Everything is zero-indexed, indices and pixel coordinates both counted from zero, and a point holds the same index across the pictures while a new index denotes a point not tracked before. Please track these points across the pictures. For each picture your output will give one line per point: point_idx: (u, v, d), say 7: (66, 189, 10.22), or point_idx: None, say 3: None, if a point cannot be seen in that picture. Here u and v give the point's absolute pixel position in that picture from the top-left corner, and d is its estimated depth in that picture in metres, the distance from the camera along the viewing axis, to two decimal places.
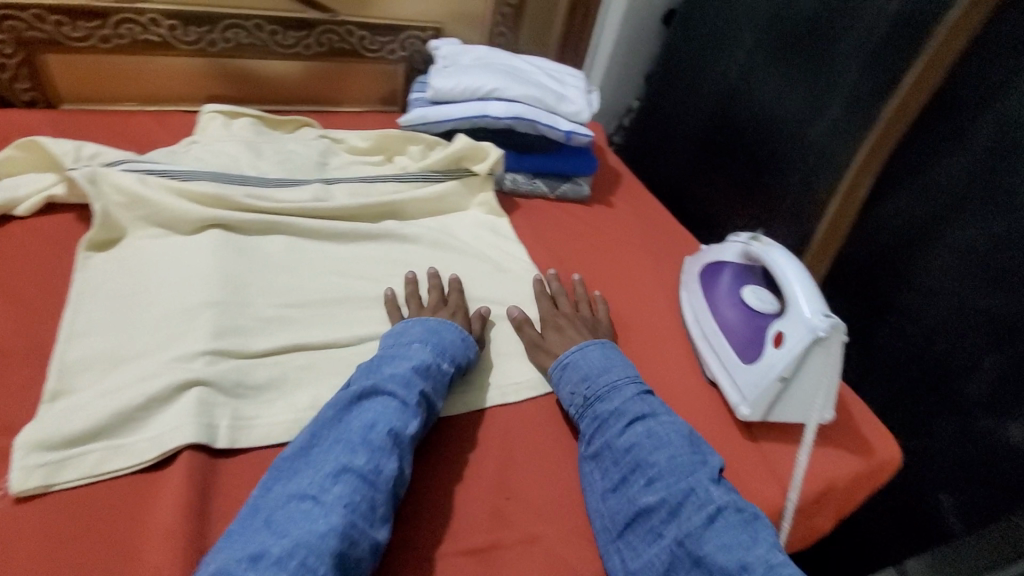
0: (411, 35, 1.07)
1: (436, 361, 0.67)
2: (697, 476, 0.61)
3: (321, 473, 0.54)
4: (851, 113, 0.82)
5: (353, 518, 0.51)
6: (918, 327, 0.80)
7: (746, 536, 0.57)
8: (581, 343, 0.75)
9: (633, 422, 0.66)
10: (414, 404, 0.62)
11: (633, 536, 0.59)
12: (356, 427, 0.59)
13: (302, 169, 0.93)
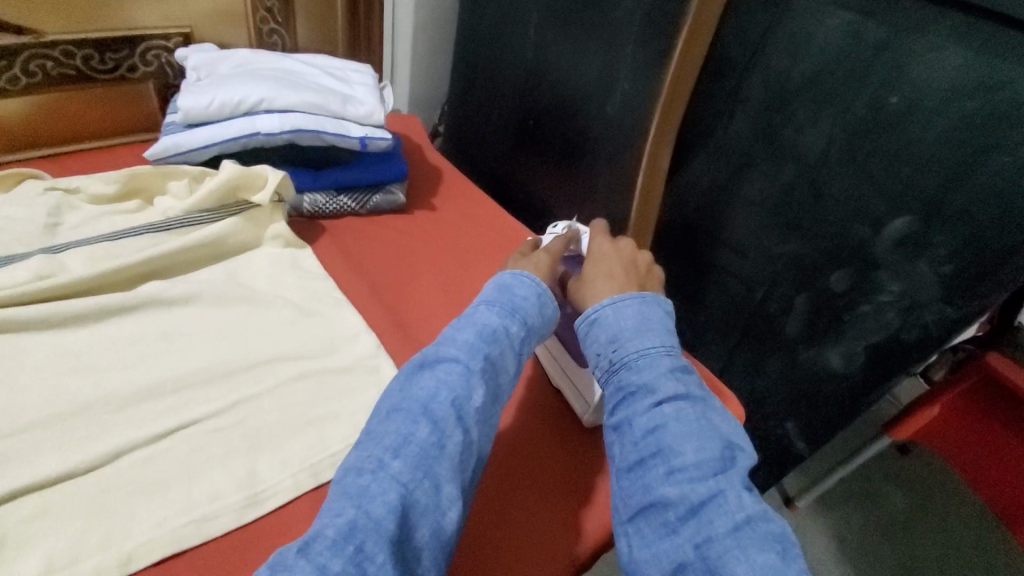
0: (154, 45, 0.88)
1: (505, 321, 0.60)
2: (729, 478, 0.47)
3: (383, 446, 0.49)
4: (638, 80, 0.76)
5: (410, 498, 0.46)
6: (736, 281, 0.87)
7: (775, 557, 0.43)
8: (615, 297, 0.61)
9: (663, 401, 0.52)
10: (479, 370, 0.55)
11: (646, 525, 0.48)
12: (418, 394, 0.53)
13: (18, 238, 0.69)
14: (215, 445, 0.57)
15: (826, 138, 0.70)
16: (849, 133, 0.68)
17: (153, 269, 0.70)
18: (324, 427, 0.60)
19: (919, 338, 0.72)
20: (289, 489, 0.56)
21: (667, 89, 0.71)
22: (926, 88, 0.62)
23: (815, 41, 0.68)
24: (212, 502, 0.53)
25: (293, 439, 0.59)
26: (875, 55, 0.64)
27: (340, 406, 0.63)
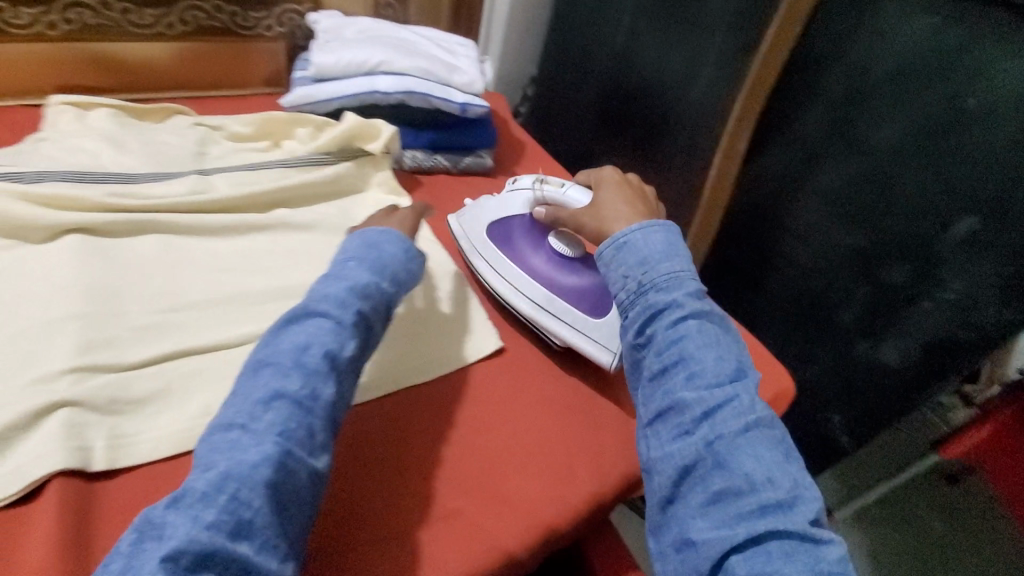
0: (287, 9, 1.01)
1: (377, 279, 0.58)
2: (743, 385, 0.50)
3: (250, 400, 0.45)
4: (724, 66, 0.81)
5: (288, 447, 0.43)
6: (797, 267, 0.92)
7: (780, 454, 0.47)
8: (643, 223, 0.61)
9: (687, 316, 0.54)
10: (352, 323, 0.53)
11: (663, 428, 0.51)
12: (286, 347, 0.49)
13: (174, 159, 0.81)
14: None
15: (897, 132, 0.75)
16: (922, 127, 0.73)
17: (281, 198, 0.81)
18: (419, 342, 0.69)
19: (965, 338, 0.76)
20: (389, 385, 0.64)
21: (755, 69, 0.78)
22: (1001, 92, 0.65)
23: (896, 42, 0.73)
24: None
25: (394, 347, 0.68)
26: (954, 56, 0.68)
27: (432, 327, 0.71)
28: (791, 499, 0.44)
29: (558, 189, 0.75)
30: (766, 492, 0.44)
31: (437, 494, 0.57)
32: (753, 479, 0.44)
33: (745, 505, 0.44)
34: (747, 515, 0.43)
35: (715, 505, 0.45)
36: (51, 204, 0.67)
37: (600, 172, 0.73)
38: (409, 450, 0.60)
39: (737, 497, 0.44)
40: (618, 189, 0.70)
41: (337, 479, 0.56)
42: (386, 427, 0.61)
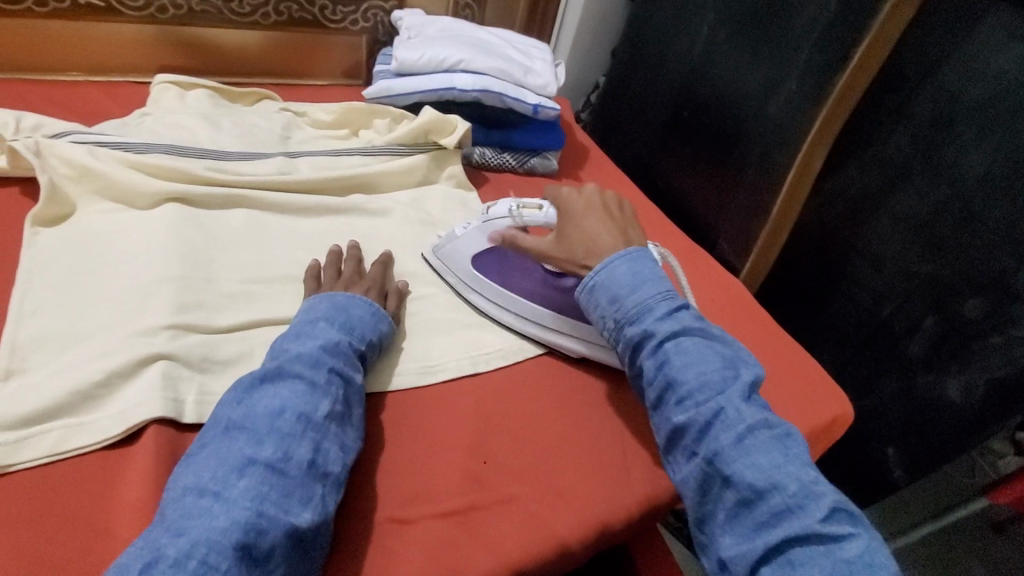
0: (373, 5, 1.05)
1: (348, 342, 0.58)
2: (727, 396, 0.53)
3: (224, 465, 0.45)
4: (807, 85, 0.81)
5: (260, 511, 0.42)
6: (866, 293, 0.90)
7: (779, 455, 0.50)
8: (605, 258, 0.62)
9: (663, 341, 0.56)
10: (326, 385, 0.52)
11: (675, 453, 0.55)
12: (259, 412, 0.49)
13: (263, 140, 0.86)
14: (401, 324, 0.69)
15: (986, 162, 0.73)
16: (1012, 161, 0.70)
17: (358, 183, 0.85)
18: (482, 331, 0.71)
19: None
20: (454, 370, 0.66)
21: (841, 86, 0.77)
22: None
23: (988, 71, 0.71)
24: (396, 365, 0.64)
25: (458, 334, 0.70)
26: None
27: (495, 319, 0.73)
28: (801, 501, 0.47)
29: (537, 212, 0.71)
30: (774, 498, 0.47)
31: (494, 481, 0.58)
32: (757, 489, 0.48)
33: (760, 515, 0.48)
34: (764, 525, 0.47)
35: (736, 519, 0.49)
36: (155, 173, 0.72)
37: (560, 192, 0.70)
38: (470, 430, 0.61)
39: (753, 507, 0.49)
40: (586, 210, 0.67)
41: (402, 454, 0.58)
42: (450, 409, 0.63)
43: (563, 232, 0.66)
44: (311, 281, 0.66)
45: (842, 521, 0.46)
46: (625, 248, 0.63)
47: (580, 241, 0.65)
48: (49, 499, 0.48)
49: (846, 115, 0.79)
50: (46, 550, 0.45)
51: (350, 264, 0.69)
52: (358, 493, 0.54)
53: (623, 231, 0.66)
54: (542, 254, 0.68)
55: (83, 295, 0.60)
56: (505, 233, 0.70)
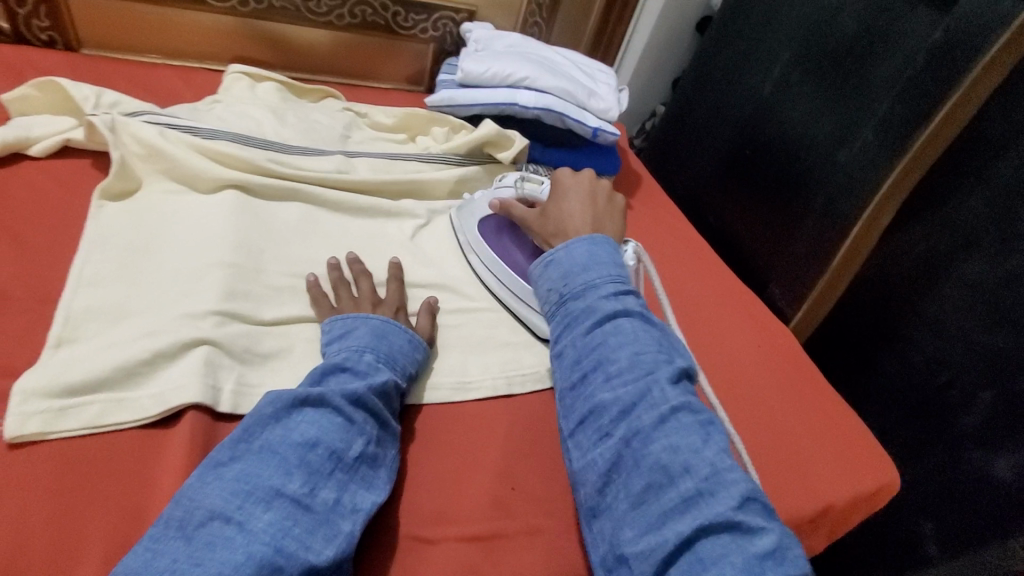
0: (445, 15, 1.06)
1: (391, 378, 0.56)
2: (656, 376, 0.51)
3: (250, 494, 0.44)
4: (884, 137, 0.78)
5: (280, 546, 0.42)
6: (923, 357, 0.84)
7: (697, 439, 0.48)
8: (566, 241, 0.62)
9: (602, 320, 0.55)
10: (363, 424, 0.51)
11: (586, 437, 0.52)
12: (292, 441, 0.48)
13: (325, 138, 0.87)
14: (439, 335, 0.68)
15: None
16: None
17: (411, 189, 0.85)
18: (520, 351, 0.69)
19: None
20: (490, 390, 0.65)
21: (920, 142, 0.74)
22: None
23: None
24: (431, 376, 0.63)
25: (496, 352, 0.69)
26: None
27: (534, 339, 0.72)
28: (712, 487, 0.45)
29: (536, 189, 0.78)
30: (685, 482, 0.46)
31: (519, 511, 0.55)
32: (670, 471, 0.46)
33: (668, 501, 0.45)
34: (671, 513, 0.45)
35: (641, 507, 0.46)
36: (220, 160, 0.73)
37: (558, 173, 0.74)
38: (498, 454, 0.59)
39: (660, 493, 0.46)
40: (571, 190, 0.71)
41: (430, 467, 0.56)
42: (481, 430, 0.61)
43: (544, 208, 0.71)
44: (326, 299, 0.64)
45: (755, 514, 0.44)
46: (590, 234, 0.63)
47: (553, 220, 0.69)
48: (82, 471, 0.48)
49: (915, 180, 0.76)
50: (73, 524, 0.45)
51: (368, 285, 0.66)
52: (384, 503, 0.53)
53: (598, 221, 0.68)
54: (527, 224, 0.73)
55: (139, 272, 0.61)
56: (502, 199, 0.76)
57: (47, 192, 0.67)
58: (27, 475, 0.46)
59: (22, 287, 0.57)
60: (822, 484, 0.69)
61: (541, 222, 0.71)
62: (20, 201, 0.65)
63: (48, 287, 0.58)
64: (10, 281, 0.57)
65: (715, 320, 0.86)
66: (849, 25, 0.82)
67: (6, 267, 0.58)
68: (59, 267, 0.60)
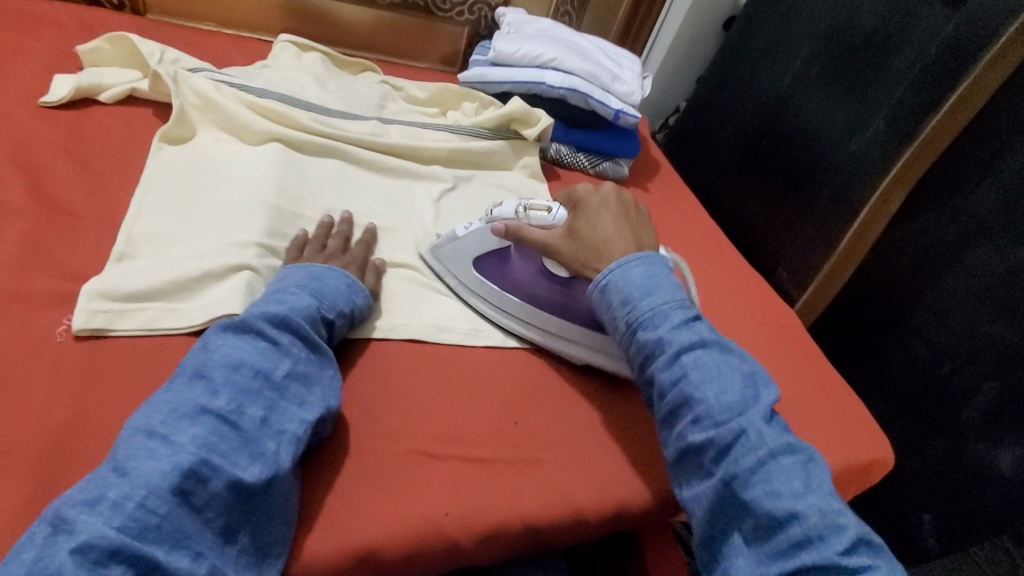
0: (481, 0, 1.12)
1: (318, 307, 0.58)
2: (749, 416, 0.50)
3: (175, 411, 0.45)
4: (895, 125, 0.80)
5: (204, 457, 0.43)
6: (927, 346, 0.86)
7: (802, 481, 0.47)
8: (620, 258, 0.59)
9: (680, 353, 0.54)
10: (288, 345, 0.53)
11: (686, 470, 0.53)
12: (218, 362, 0.50)
13: (362, 105, 0.93)
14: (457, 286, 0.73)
15: None
16: None
17: (440, 157, 0.90)
18: None
19: None
20: (500, 338, 0.69)
21: (930, 129, 0.77)
22: None
23: None
24: (448, 321, 0.68)
25: None
26: None
27: None
28: (823, 532, 0.45)
29: (545, 213, 0.66)
30: (793, 528, 0.45)
31: (522, 442, 0.59)
32: (777, 516, 0.46)
33: (778, 544, 0.46)
34: (782, 554, 0.46)
35: (754, 545, 0.48)
36: (265, 115, 0.79)
37: (575, 190, 0.66)
38: (503, 392, 0.64)
39: (771, 535, 0.47)
40: (601, 208, 0.64)
41: (441, 398, 0.61)
42: (489, 370, 0.66)
43: (574, 229, 0.63)
44: (293, 250, 0.65)
45: (865, 556, 0.44)
46: (641, 251, 0.60)
47: (593, 243, 0.61)
48: (136, 365, 0.54)
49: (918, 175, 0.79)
50: (127, 408, 0.51)
51: (335, 240, 0.68)
52: (398, 423, 0.57)
53: (636, 233, 0.63)
54: (547, 249, 0.64)
55: (191, 206, 0.67)
56: (509, 225, 0.66)
57: (113, 133, 0.74)
58: (87, 365, 0.52)
59: (91, 210, 0.64)
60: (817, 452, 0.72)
61: (572, 245, 0.63)
62: (90, 139, 0.72)
63: (111, 212, 0.65)
64: (80, 204, 0.64)
65: (722, 300, 0.89)
66: (867, 20, 0.85)
67: (77, 192, 0.65)
68: (121, 196, 0.67)
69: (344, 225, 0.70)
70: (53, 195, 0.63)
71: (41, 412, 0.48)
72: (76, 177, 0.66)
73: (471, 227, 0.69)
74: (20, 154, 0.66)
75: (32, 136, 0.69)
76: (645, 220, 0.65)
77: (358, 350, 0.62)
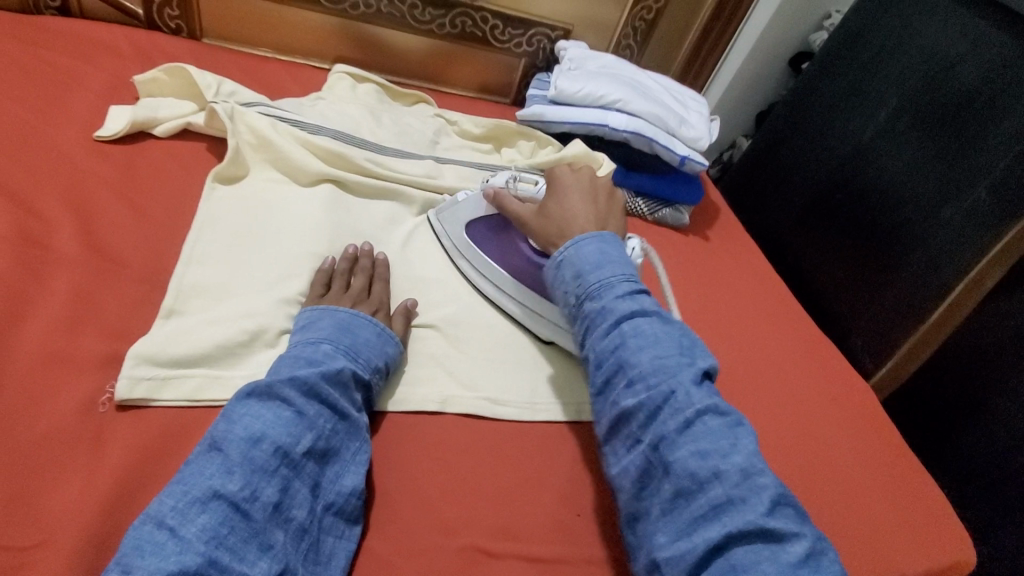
0: (540, 32, 1.07)
1: (350, 368, 0.54)
2: (680, 377, 0.48)
3: (187, 497, 0.42)
4: (1000, 197, 0.74)
5: (212, 556, 0.40)
6: (1009, 435, 0.80)
7: (725, 442, 0.45)
8: (578, 237, 0.57)
9: (620, 322, 0.51)
10: (316, 416, 0.49)
11: (615, 442, 0.50)
12: (238, 434, 0.46)
13: (416, 142, 0.89)
14: (511, 347, 0.68)
15: None
16: None
17: None
18: None
19: None
20: (559, 414, 0.63)
21: None
22: None
23: None
24: (502, 392, 0.63)
25: (567, 370, 0.68)
26: None
27: None
28: (743, 494, 0.42)
29: (531, 185, 0.70)
30: (715, 489, 0.43)
31: (585, 538, 0.54)
32: (699, 477, 0.43)
33: (696, 508, 0.43)
34: (701, 520, 0.43)
35: (671, 513, 0.44)
36: (319, 155, 0.76)
37: (554, 169, 0.66)
38: (567, 476, 0.58)
39: (690, 499, 0.44)
40: (573, 187, 0.63)
41: (496, 481, 0.56)
42: (552, 451, 0.60)
43: (544, 207, 0.63)
44: (318, 287, 0.62)
45: (787, 519, 0.42)
46: (598, 231, 0.59)
47: (557, 220, 0.61)
48: (179, 440, 0.50)
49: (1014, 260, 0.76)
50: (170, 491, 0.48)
51: (359, 277, 0.65)
52: (453, 509, 0.53)
53: (602, 217, 0.61)
54: (518, 221, 0.66)
55: (241, 254, 0.64)
56: (496, 191, 0.68)
57: (165, 171, 0.71)
58: (131, 437, 0.49)
59: (141, 256, 0.62)
60: (897, 551, 0.66)
61: (539, 219, 0.63)
62: (142, 178, 0.69)
63: (163, 261, 0.62)
64: (131, 249, 0.62)
65: (789, 367, 0.83)
66: (969, 77, 0.78)
67: (128, 237, 0.62)
68: (172, 242, 0.64)
69: (366, 258, 0.67)
70: (104, 241, 0.61)
71: (80, 493, 0.45)
72: (130, 222, 0.64)
73: (469, 192, 0.74)
74: (75, 194, 0.64)
75: (87, 175, 0.67)
76: (613, 202, 0.64)
77: (415, 423, 0.58)
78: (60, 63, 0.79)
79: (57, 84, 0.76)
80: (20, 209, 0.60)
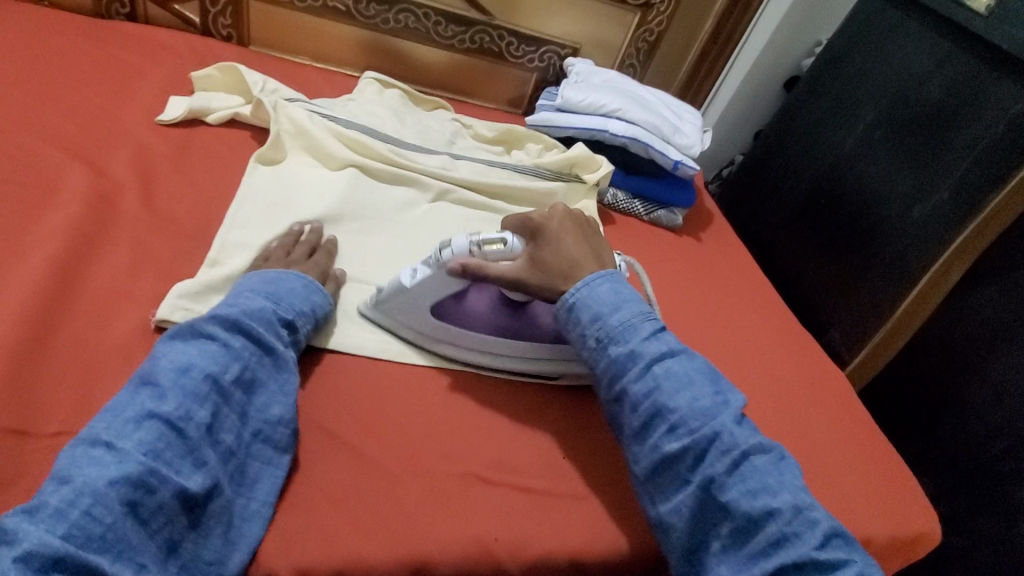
0: (551, 49, 1.18)
1: (272, 309, 0.58)
2: (721, 420, 0.52)
3: (121, 418, 0.45)
4: (960, 200, 0.82)
5: (151, 466, 0.43)
6: (982, 424, 0.84)
7: (773, 477, 0.50)
8: (586, 276, 0.60)
9: (651, 364, 0.55)
10: (240, 349, 0.54)
11: (663, 484, 0.54)
12: (166, 367, 0.50)
13: (434, 140, 0.99)
14: None
15: None
16: None
17: (502, 193, 0.93)
18: None
19: None
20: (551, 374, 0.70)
21: (999, 201, 0.79)
22: None
23: None
24: None
25: None
26: None
27: None
28: (797, 529, 0.47)
29: (499, 246, 0.62)
30: (771, 525, 0.48)
31: (569, 476, 0.61)
32: (754, 516, 0.48)
33: (756, 544, 0.48)
34: (761, 555, 0.47)
35: (732, 549, 0.49)
36: (348, 144, 0.86)
37: (530, 217, 0.65)
38: (555, 427, 0.65)
39: (748, 536, 0.48)
40: (560, 230, 0.64)
41: (491, 423, 0.63)
42: (544, 404, 0.67)
43: (537, 258, 0.62)
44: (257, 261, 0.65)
45: (838, 549, 0.47)
46: (604, 269, 0.62)
47: (559, 266, 0.62)
48: None
49: (977, 255, 0.84)
50: None
51: (301, 248, 0.68)
52: (453, 443, 0.60)
53: (596, 251, 0.65)
54: (515, 284, 0.62)
55: (276, 222, 0.73)
56: (466, 263, 0.61)
57: (214, 151, 0.81)
58: None
59: (193, 219, 0.71)
60: (861, 516, 0.71)
61: (538, 273, 0.62)
62: (193, 157, 0.79)
63: (209, 225, 0.71)
64: (185, 213, 0.71)
65: (770, 354, 0.89)
66: (934, 92, 0.87)
67: (181, 203, 0.72)
68: (218, 210, 0.73)
69: (313, 235, 0.70)
70: (161, 205, 0.70)
71: None
72: (182, 191, 0.73)
73: (418, 275, 0.63)
74: (138, 165, 0.74)
75: (148, 150, 0.77)
76: (596, 237, 0.66)
77: (422, 371, 0.66)
78: (128, 58, 0.91)
79: (126, 76, 0.87)
80: (94, 175, 0.69)
